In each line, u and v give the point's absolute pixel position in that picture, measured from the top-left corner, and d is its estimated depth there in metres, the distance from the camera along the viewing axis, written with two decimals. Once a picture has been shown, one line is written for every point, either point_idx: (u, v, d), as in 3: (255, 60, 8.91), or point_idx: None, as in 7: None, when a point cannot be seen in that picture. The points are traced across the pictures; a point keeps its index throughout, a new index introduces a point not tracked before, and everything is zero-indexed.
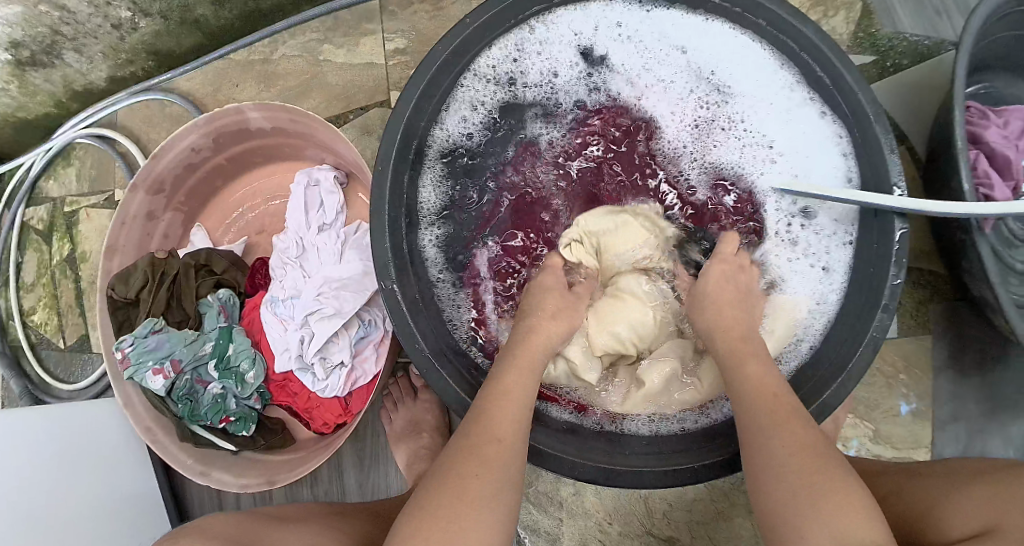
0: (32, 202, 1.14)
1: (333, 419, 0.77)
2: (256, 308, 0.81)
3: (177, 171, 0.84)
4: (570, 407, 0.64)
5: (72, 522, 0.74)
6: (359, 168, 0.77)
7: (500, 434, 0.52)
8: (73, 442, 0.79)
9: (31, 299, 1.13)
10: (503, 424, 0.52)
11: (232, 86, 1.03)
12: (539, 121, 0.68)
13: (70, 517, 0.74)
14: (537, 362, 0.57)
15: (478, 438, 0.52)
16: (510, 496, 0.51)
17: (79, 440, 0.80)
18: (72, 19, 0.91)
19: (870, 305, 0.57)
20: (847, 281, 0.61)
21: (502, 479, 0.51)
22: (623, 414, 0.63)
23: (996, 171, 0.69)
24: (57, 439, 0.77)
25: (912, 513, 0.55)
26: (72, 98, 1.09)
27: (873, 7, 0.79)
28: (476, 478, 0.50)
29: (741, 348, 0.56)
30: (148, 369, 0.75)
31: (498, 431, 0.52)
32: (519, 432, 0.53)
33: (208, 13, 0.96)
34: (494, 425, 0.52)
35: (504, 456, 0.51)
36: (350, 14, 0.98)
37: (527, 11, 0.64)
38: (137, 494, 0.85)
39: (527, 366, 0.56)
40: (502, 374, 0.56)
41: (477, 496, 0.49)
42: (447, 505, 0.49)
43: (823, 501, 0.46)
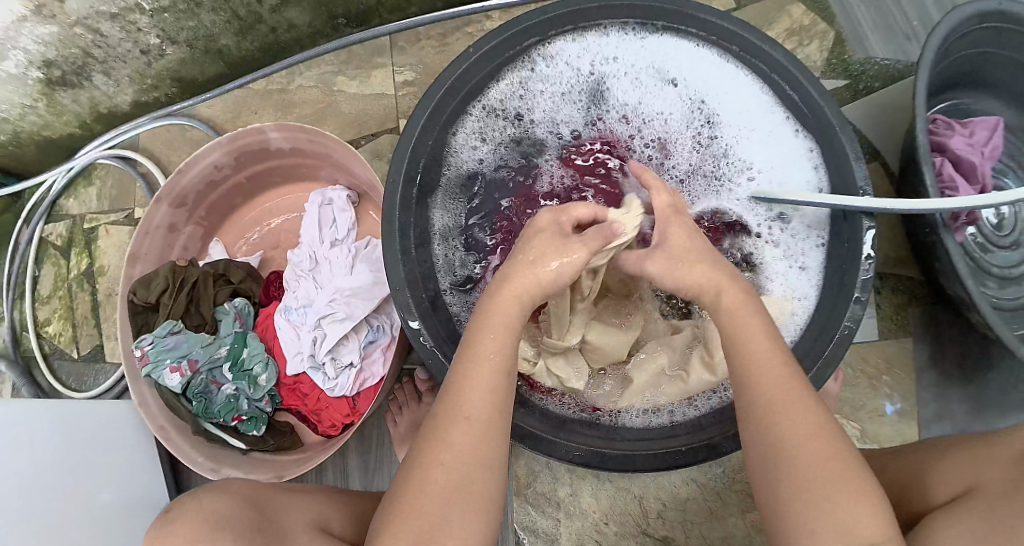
0: (51, 219, 1.19)
1: (341, 419, 0.80)
2: (270, 316, 0.86)
3: (199, 187, 0.89)
4: (567, 400, 0.66)
5: (75, 517, 0.77)
6: (371, 186, 0.82)
7: (471, 413, 0.50)
8: (74, 439, 0.81)
9: (46, 311, 1.16)
10: (474, 401, 0.50)
11: (251, 113, 1.09)
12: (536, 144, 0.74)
13: (74, 512, 0.77)
14: (508, 328, 0.52)
15: (447, 422, 0.50)
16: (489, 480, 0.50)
17: (79, 437, 0.82)
18: (104, 42, 0.97)
19: (842, 300, 0.62)
20: (821, 281, 0.66)
21: (472, 463, 0.50)
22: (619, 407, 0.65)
23: (963, 175, 0.77)
24: (59, 435, 0.79)
25: (896, 488, 0.59)
26: (96, 119, 1.14)
27: (846, 36, 0.92)
28: (441, 466, 0.49)
29: (743, 306, 0.52)
30: (166, 367, 0.79)
31: (465, 409, 0.50)
32: (499, 408, 0.51)
33: (231, 44, 1.02)
34: (464, 404, 0.50)
35: (480, 434, 0.50)
36: (363, 48, 1.05)
37: (526, 43, 0.70)
38: (137, 487, 0.88)
39: (502, 332, 0.52)
40: (475, 339, 0.53)
41: (444, 486, 0.49)
42: (414, 498, 0.49)
43: (822, 495, 0.45)
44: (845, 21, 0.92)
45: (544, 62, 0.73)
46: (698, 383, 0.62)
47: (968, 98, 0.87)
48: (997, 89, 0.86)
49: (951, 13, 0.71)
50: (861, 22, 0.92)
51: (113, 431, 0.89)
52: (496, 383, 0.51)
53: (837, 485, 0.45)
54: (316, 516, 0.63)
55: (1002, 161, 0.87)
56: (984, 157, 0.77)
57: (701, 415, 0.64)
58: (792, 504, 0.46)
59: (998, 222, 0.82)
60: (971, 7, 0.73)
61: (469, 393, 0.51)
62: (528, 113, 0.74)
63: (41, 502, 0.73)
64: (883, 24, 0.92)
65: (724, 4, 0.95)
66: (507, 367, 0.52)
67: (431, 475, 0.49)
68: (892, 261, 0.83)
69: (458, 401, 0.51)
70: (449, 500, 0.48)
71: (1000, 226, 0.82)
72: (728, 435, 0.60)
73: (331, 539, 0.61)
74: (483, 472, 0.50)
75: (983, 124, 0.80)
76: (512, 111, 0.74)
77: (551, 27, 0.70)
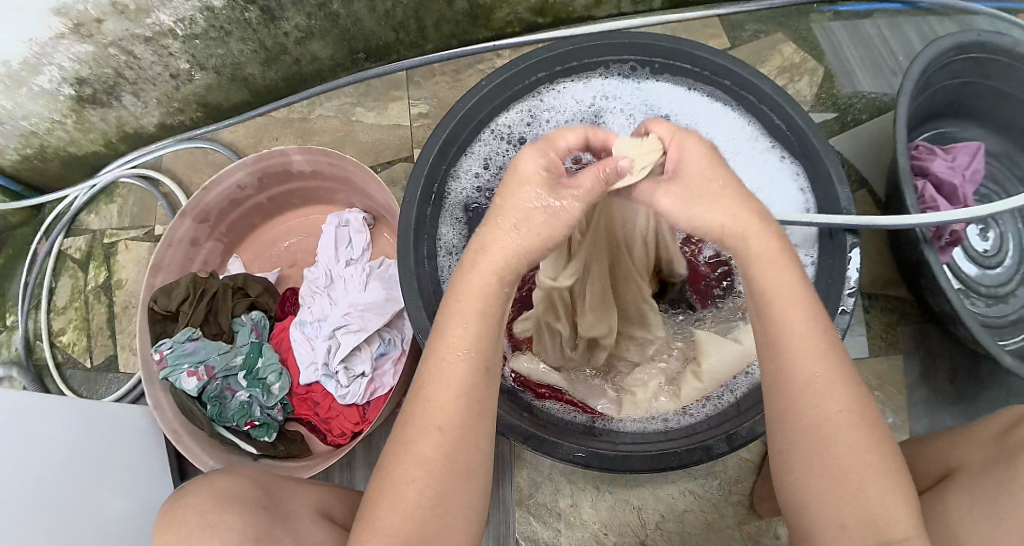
0: (71, 233, 1.23)
1: (351, 427, 0.83)
2: (285, 329, 0.90)
3: (222, 205, 0.93)
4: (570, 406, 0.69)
5: (87, 508, 0.80)
6: (388, 209, 0.87)
7: (443, 422, 0.48)
8: (89, 437, 0.85)
9: (61, 321, 1.20)
10: (447, 405, 0.48)
11: (273, 139, 1.15)
12: None
13: (85, 503, 0.81)
14: (490, 311, 0.50)
15: (417, 432, 0.48)
16: (467, 490, 0.49)
17: (92, 431, 0.86)
18: (136, 64, 1.02)
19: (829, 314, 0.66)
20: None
21: (450, 472, 0.48)
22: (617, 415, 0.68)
23: (945, 197, 0.82)
24: (75, 428, 0.83)
25: None
26: (121, 139, 1.20)
27: (835, 72, 0.98)
28: (414, 482, 0.47)
29: (770, 249, 0.48)
30: (183, 371, 0.83)
31: (440, 419, 0.48)
32: (480, 409, 0.49)
33: (257, 73, 1.08)
34: (437, 412, 0.48)
35: (458, 440, 0.48)
36: (380, 82, 1.11)
37: (533, 78, 0.76)
38: (139, 481, 0.91)
39: (477, 317, 0.49)
40: (445, 331, 0.50)
41: (417, 502, 0.47)
42: (386, 512, 0.47)
43: (846, 487, 0.45)
44: (833, 59, 0.99)
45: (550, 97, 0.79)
46: (690, 395, 0.66)
47: (951, 126, 0.93)
48: (980, 117, 0.91)
49: (931, 45, 0.76)
50: (850, 59, 0.99)
51: (121, 426, 0.93)
52: (472, 378, 0.49)
53: (868, 477, 0.45)
54: (319, 502, 0.66)
55: (985, 187, 0.91)
56: (965, 180, 0.82)
57: (696, 421, 0.67)
58: (817, 497, 0.46)
59: (984, 244, 0.87)
60: (950, 39, 0.78)
61: (444, 392, 0.48)
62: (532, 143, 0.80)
63: (57, 493, 0.77)
64: (870, 62, 0.99)
65: (719, 44, 1.01)
66: (484, 360, 0.49)
67: (404, 493, 0.47)
68: (880, 282, 0.87)
69: (429, 406, 0.48)
70: (424, 517, 0.47)
71: (983, 247, 0.87)
72: (723, 438, 0.62)
73: (333, 524, 0.63)
74: (460, 478, 0.48)
75: (965, 150, 0.85)
76: (518, 140, 0.79)
77: (558, 62, 0.76)
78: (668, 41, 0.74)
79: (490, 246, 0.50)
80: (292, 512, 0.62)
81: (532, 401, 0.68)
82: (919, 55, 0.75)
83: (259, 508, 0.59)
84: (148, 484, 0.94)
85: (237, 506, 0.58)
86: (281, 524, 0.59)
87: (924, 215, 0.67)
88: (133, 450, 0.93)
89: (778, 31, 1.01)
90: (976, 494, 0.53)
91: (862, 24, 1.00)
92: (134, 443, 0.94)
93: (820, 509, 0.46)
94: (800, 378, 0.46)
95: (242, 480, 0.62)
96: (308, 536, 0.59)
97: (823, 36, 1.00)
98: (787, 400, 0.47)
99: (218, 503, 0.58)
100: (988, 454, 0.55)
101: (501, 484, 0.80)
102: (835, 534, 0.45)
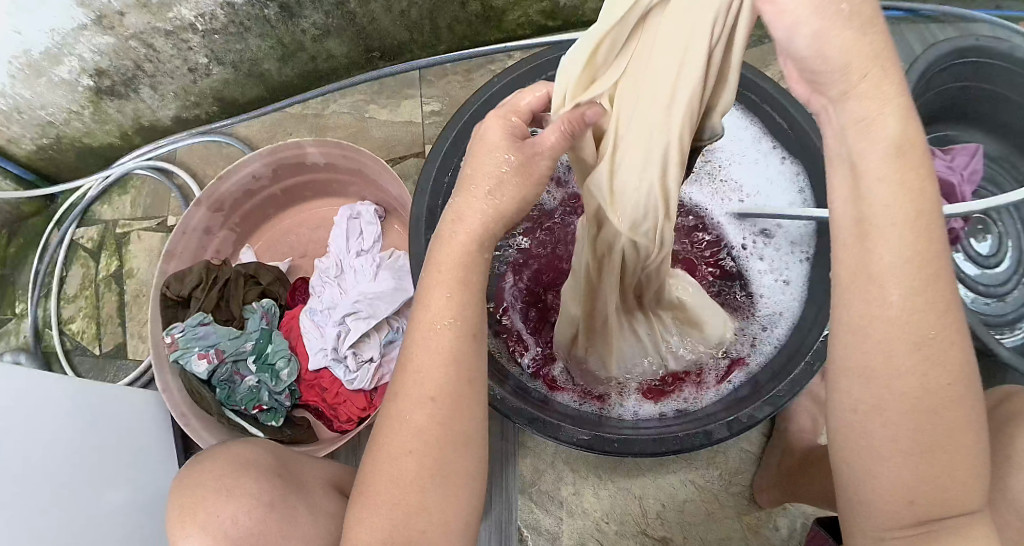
0: (84, 222, 1.25)
1: (357, 412, 0.84)
2: (294, 317, 0.91)
3: (236, 195, 0.95)
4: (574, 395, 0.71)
5: (94, 488, 0.81)
6: (399, 201, 0.89)
7: (434, 393, 0.50)
8: (102, 424, 0.87)
9: (72, 309, 1.21)
10: (435, 375, 0.50)
11: (287, 134, 1.17)
12: None
13: (93, 484, 0.81)
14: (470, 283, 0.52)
15: (411, 405, 0.50)
16: (467, 457, 0.51)
17: (100, 414, 0.87)
18: (155, 57, 1.04)
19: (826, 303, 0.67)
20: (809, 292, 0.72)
21: (444, 441, 0.50)
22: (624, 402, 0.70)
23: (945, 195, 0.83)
24: (84, 410, 0.84)
25: None
26: (137, 131, 1.22)
27: None
28: (410, 454, 0.50)
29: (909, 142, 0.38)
30: (194, 354, 0.85)
31: (430, 389, 0.50)
32: (468, 378, 0.51)
33: (273, 69, 1.11)
34: (427, 383, 0.50)
35: (450, 410, 0.50)
36: (394, 80, 1.14)
37: (543, 76, 0.79)
38: (144, 464, 0.93)
39: (456, 285, 0.51)
40: (428, 299, 0.51)
41: (416, 476, 0.50)
42: (387, 488, 0.50)
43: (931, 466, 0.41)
44: None
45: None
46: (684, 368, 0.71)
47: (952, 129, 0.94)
48: (979, 122, 0.93)
49: (930, 49, 0.81)
50: None
51: (127, 409, 0.94)
52: (462, 348, 0.50)
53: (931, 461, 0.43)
54: (330, 476, 0.69)
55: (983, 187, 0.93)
56: (963, 178, 0.84)
57: (703, 406, 0.69)
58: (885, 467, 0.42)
59: (981, 245, 0.90)
60: (948, 43, 0.83)
61: (429, 368, 0.50)
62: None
63: (75, 479, 0.78)
64: None
65: None
66: (471, 327, 0.51)
67: (401, 465, 0.50)
68: None
69: (419, 375, 0.50)
70: (426, 485, 0.50)
71: (983, 249, 0.90)
72: (723, 424, 0.64)
73: (344, 496, 0.66)
74: (450, 447, 0.50)
75: (964, 151, 0.88)
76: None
77: None
78: None
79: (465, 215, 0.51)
80: (306, 483, 0.65)
81: (542, 391, 0.70)
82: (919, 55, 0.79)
83: (274, 474, 0.62)
84: (149, 469, 0.94)
85: (253, 469, 0.62)
86: (294, 492, 0.62)
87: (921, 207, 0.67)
88: (137, 433, 0.94)
89: None
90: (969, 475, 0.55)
91: None
92: (140, 427, 0.95)
93: (879, 479, 0.43)
94: (901, 336, 0.40)
95: (260, 449, 0.65)
96: (319, 511, 0.61)
97: None
98: (887, 359, 0.40)
99: (235, 469, 0.61)
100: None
101: (505, 471, 0.81)
102: (892, 511, 0.43)
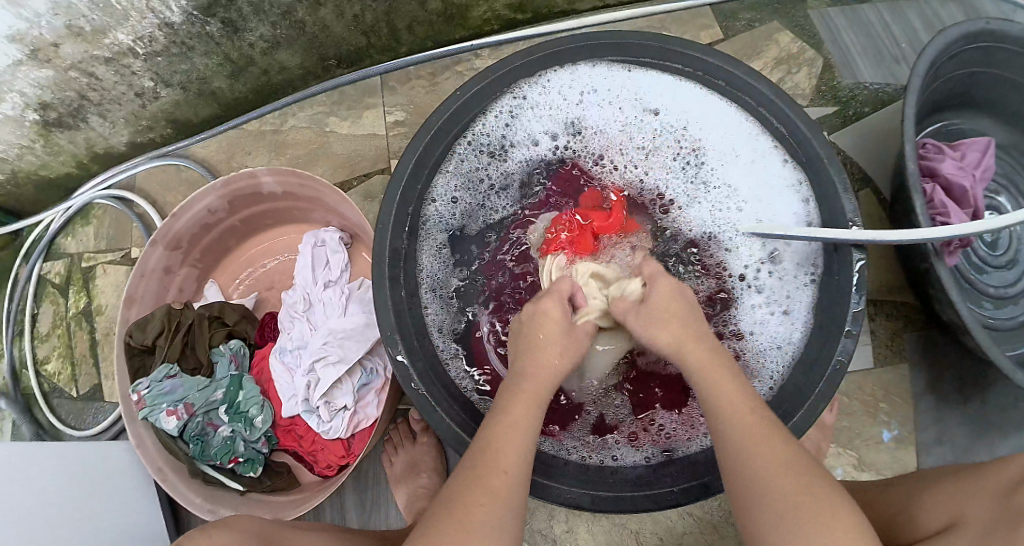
0: (50, 256, 1.18)
1: (337, 460, 0.81)
2: (264, 358, 0.87)
3: (193, 230, 0.90)
4: (570, 445, 0.68)
5: None
6: (362, 230, 0.83)
7: (510, 466, 0.53)
8: (50, 484, 0.80)
9: (46, 348, 1.16)
10: (513, 454, 0.54)
11: (245, 153, 1.09)
12: (517, 182, 0.77)
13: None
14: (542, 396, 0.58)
15: (489, 467, 0.53)
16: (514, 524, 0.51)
17: (46, 474, 0.80)
18: (99, 86, 0.97)
19: (829, 337, 0.67)
20: (808, 322, 0.70)
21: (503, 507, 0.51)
22: (615, 451, 0.67)
23: (954, 200, 0.82)
24: (19, 475, 0.76)
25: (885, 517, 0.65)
26: (94, 159, 1.14)
27: (834, 63, 0.94)
28: (483, 507, 0.51)
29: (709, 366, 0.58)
30: (162, 411, 0.81)
31: (504, 462, 0.53)
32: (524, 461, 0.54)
33: (224, 86, 1.03)
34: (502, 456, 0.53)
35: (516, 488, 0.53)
36: (353, 89, 1.06)
37: (513, 83, 0.73)
38: (120, 516, 0.87)
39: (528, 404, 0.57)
40: (509, 408, 0.56)
41: (483, 524, 0.50)
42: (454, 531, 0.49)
43: (815, 525, 0.48)
44: (833, 48, 0.95)
45: (522, 104, 0.75)
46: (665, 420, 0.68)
47: (958, 119, 0.91)
48: (986, 109, 0.90)
49: (937, 37, 0.74)
50: (849, 47, 0.95)
51: (83, 462, 0.87)
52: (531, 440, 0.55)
53: None
54: None
55: (995, 181, 0.90)
56: (975, 180, 0.82)
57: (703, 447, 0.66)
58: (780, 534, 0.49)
59: (991, 245, 0.85)
60: (957, 29, 0.75)
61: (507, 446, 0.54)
62: (507, 153, 0.76)
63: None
64: (872, 50, 0.94)
65: (711, 36, 0.97)
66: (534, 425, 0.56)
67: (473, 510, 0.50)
68: (885, 288, 0.89)
69: (496, 452, 0.53)
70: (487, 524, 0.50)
71: (993, 247, 0.85)
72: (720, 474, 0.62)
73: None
74: (506, 512, 0.51)
75: (974, 146, 0.84)
76: (491, 149, 0.76)
77: (538, 66, 0.73)
78: (656, 41, 0.70)
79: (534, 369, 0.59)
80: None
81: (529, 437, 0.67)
82: (925, 49, 0.73)
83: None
84: (137, 513, 0.91)
85: None
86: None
87: (947, 227, 0.65)
88: (103, 485, 0.88)
89: (774, 19, 0.96)
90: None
91: (862, 10, 0.96)
92: (105, 478, 0.89)
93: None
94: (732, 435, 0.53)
95: (243, 536, 0.61)
96: None
97: (822, 25, 0.96)
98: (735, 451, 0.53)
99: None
100: (994, 504, 0.54)
101: None
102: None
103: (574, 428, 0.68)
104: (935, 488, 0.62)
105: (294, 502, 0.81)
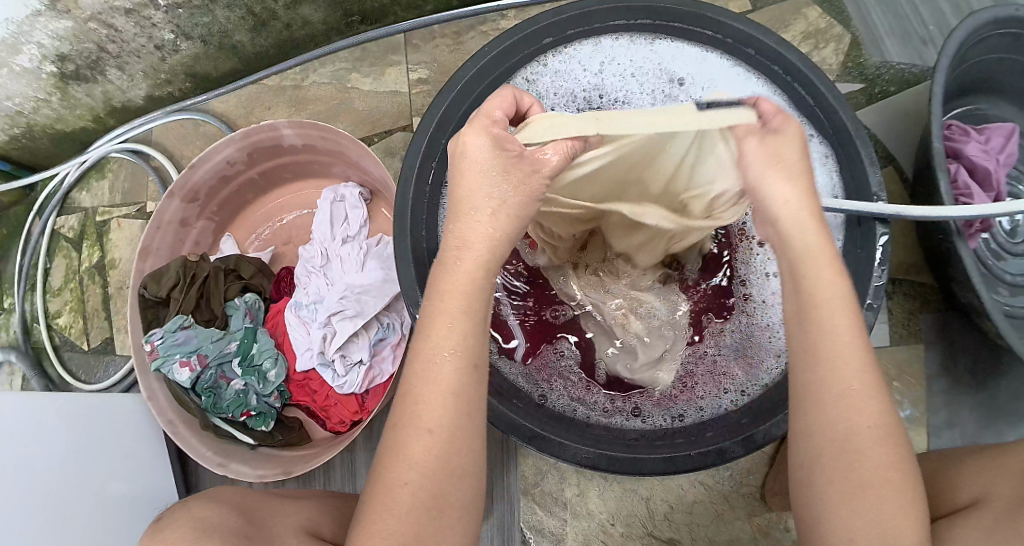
0: (63, 211, 1.17)
1: (350, 416, 0.81)
2: (280, 312, 0.87)
3: (211, 183, 0.89)
4: (570, 399, 0.68)
5: (67, 510, 0.76)
6: (383, 183, 0.82)
7: (433, 424, 0.46)
8: (68, 438, 0.80)
9: (58, 302, 1.15)
10: (439, 406, 0.46)
11: (264, 109, 1.08)
12: None
13: (63, 506, 0.76)
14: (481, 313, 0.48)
15: (408, 428, 0.46)
16: (460, 487, 0.47)
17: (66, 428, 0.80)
18: (118, 37, 0.94)
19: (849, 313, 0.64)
20: None
21: (436, 466, 0.46)
22: (613, 415, 0.68)
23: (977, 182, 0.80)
24: (31, 430, 0.76)
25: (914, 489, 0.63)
26: (110, 113, 1.12)
27: (862, 39, 0.92)
28: (405, 483, 0.46)
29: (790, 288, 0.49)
30: (175, 362, 0.81)
31: (426, 421, 0.46)
32: (467, 405, 0.47)
33: (245, 40, 1.01)
34: (422, 413, 0.46)
35: (447, 446, 0.46)
36: (377, 46, 1.04)
37: (536, 45, 0.71)
38: (135, 470, 0.89)
39: (463, 317, 0.47)
40: (429, 328, 0.48)
41: (413, 504, 0.45)
42: (381, 514, 0.46)
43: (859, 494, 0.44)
44: (860, 25, 0.93)
45: (543, 77, 0.73)
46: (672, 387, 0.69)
47: (983, 105, 0.89)
48: (1013, 95, 0.88)
49: (967, 20, 0.73)
50: (877, 25, 0.92)
51: (101, 416, 0.87)
52: (462, 381, 0.47)
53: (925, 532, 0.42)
54: (305, 522, 0.65)
55: (1017, 169, 0.88)
56: (998, 164, 0.80)
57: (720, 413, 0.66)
58: (831, 516, 0.44)
59: (1010, 232, 0.84)
60: (988, 13, 0.74)
61: (428, 405, 0.46)
62: None
63: (26, 510, 0.71)
64: (899, 29, 0.92)
65: (739, 6, 0.95)
66: (475, 357, 0.48)
67: (396, 494, 0.46)
68: (903, 267, 0.88)
69: (416, 406, 0.46)
70: (419, 517, 0.45)
71: (1014, 234, 0.84)
72: (738, 441, 0.61)
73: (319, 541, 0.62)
74: (449, 479, 0.46)
75: (999, 131, 0.83)
76: None
77: (567, 28, 0.71)
78: (686, 4, 0.68)
79: (470, 240, 0.48)
80: (275, 537, 0.60)
81: (536, 395, 0.68)
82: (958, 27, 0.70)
83: (238, 536, 0.57)
84: (144, 475, 0.90)
85: (213, 538, 0.56)
86: None
87: (965, 206, 0.62)
88: (120, 437, 0.89)
89: None
90: (999, 532, 0.50)
91: None
92: (121, 428, 0.90)
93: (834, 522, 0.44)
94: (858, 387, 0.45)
95: (221, 510, 0.60)
96: None
97: None
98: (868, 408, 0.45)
99: (193, 537, 0.56)
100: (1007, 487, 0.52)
101: (507, 474, 0.86)
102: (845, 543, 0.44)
103: (567, 375, 0.70)
104: (958, 472, 0.60)
105: (302, 457, 0.81)
